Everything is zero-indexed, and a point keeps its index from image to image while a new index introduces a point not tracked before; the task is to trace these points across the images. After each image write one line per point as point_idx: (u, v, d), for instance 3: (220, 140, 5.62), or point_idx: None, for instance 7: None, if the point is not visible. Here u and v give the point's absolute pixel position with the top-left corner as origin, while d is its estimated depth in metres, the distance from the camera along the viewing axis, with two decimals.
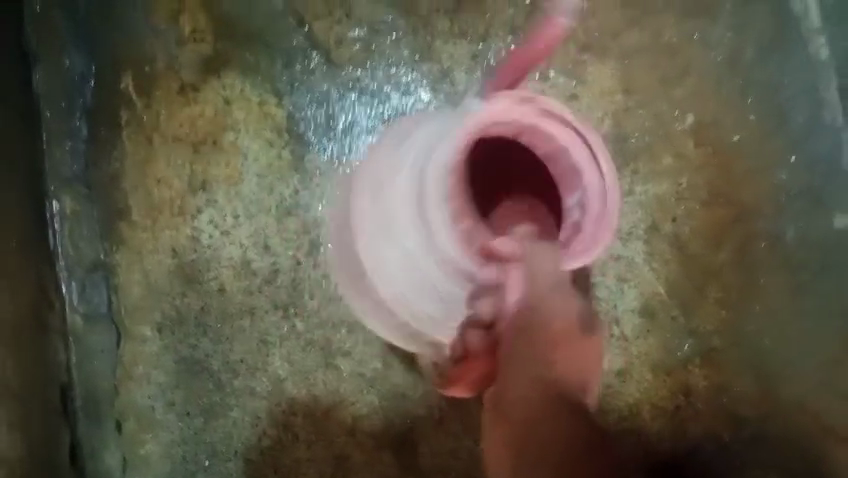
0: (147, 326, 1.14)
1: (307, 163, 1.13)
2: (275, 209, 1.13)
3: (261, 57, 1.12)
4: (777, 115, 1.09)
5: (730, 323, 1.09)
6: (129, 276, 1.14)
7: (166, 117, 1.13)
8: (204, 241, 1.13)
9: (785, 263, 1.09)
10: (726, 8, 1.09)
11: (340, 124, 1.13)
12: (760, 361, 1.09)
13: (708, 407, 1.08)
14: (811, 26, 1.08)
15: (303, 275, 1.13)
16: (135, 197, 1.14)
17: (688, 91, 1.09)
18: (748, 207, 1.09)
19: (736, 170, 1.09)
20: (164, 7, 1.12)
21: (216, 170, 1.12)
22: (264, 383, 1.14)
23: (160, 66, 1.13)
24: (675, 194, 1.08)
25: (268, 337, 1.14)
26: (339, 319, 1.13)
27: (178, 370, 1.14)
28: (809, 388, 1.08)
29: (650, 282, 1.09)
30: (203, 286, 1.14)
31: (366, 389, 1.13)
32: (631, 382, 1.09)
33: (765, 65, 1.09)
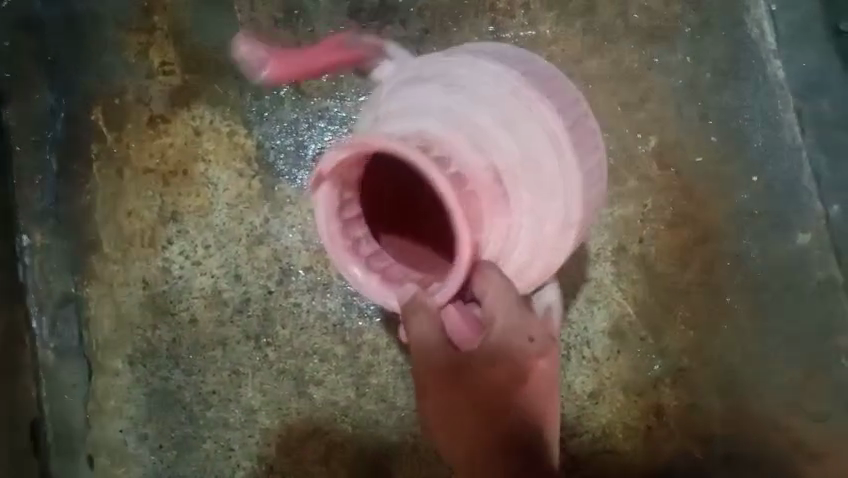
0: (119, 359, 1.14)
1: (277, 191, 1.13)
2: (246, 239, 1.13)
3: (230, 89, 1.13)
4: (737, 136, 1.11)
5: (699, 343, 1.10)
6: (100, 309, 1.15)
7: (136, 150, 1.13)
8: (175, 272, 1.14)
9: (751, 282, 1.10)
10: (685, 33, 1.10)
11: (309, 152, 1.13)
12: (729, 380, 1.10)
13: (679, 426, 1.09)
14: (768, 48, 1.10)
15: (274, 304, 1.13)
16: (106, 230, 1.14)
17: (649, 115, 1.09)
18: (713, 227, 1.10)
19: (700, 191, 1.10)
20: (134, 42, 1.13)
21: (186, 201, 1.13)
22: (237, 413, 1.14)
23: (129, 98, 1.14)
24: (640, 214, 1.09)
25: (240, 368, 1.14)
26: (311, 347, 1.13)
27: (149, 402, 1.15)
28: (776, 405, 1.11)
29: (618, 301, 1.08)
30: (174, 317, 1.14)
31: (339, 416, 1.13)
32: (603, 403, 1.08)
33: (723, 89, 1.10)
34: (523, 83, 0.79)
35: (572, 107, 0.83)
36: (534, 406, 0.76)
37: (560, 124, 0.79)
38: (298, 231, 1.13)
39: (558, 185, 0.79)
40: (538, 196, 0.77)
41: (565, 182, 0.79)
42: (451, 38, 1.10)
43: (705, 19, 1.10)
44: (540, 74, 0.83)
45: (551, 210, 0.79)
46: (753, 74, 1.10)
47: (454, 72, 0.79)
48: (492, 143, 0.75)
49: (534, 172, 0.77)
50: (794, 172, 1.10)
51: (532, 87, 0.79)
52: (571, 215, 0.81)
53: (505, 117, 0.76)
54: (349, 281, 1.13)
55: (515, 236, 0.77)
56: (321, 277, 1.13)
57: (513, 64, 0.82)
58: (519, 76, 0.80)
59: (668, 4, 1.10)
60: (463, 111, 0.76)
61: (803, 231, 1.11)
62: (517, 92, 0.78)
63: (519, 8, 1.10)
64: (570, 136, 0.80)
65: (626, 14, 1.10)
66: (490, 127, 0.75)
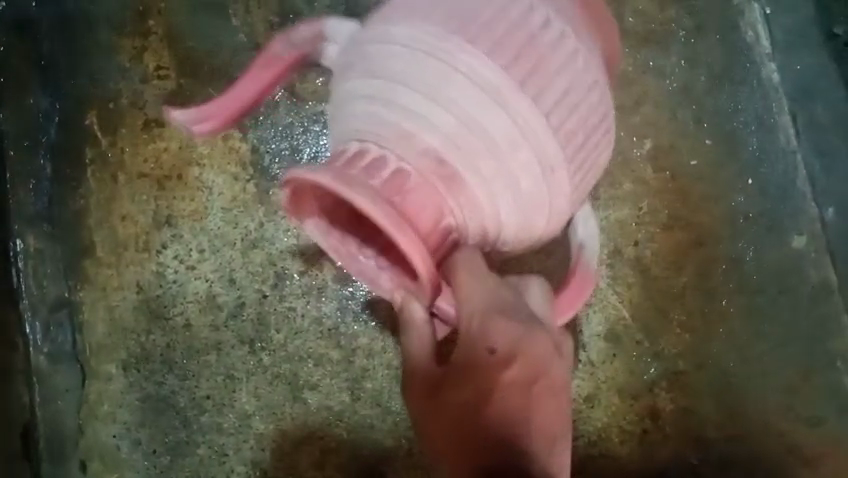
0: (113, 364, 1.13)
1: (272, 195, 1.13)
2: (240, 243, 1.13)
3: (225, 92, 1.12)
4: (731, 139, 1.11)
5: (693, 346, 1.09)
6: (93, 314, 1.14)
7: (131, 154, 1.13)
8: (169, 276, 1.13)
9: (746, 285, 1.10)
10: (679, 37, 1.10)
11: (305, 155, 1.13)
12: (724, 383, 1.09)
13: (674, 428, 1.08)
14: (763, 51, 1.11)
15: (268, 309, 1.13)
16: (100, 234, 1.14)
17: (644, 119, 1.10)
18: (707, 229, 1.10)
19: (694, 194, 1.10)
20: (128, 46, 1.13)
21: (181, 205, 1.13)
22: (231, 419, 1.13)
23: (124, 102, 1.13)
24: (635, 217, 1.09)
25: (235, 373, 1.13)
26: (305, 351, 1.14)
27: (144, 407, 1.13)
28: (773, 409, 1.09)
29: (613, 305, 1.09)
30: (168, 322, 1.13)
31: (334, 420, 1.13)
32: (598, 407, 1.08)
33: (717, 92, 1.11)
34: (444, 35, 0.78)
35: (523, 36, 0.80)
36: (505, 412, 0.73)
37: (497, 69, 0.77)
38: (292, 235, 1.13)
39: (515, 133, 0.77)
40: (496, 153, 0.77)
41: (524, 125, 0.78)
42: None
43: (698, 24, 1.10)
44: (475, 5, 0.80)
45: (521, 161, 0.78)
46: (747, 77, 1.11)
47: (380, 44, 0.80)
48: (424, 125, 0.77)
49: (479, 134, 0.76)
50: (789, 175, 1.11)
51: (456, 35, 0.78)
52: (559, 152, 0.80)
53: (429, 86, 0.76)
54: (343, 285, 1.14)
55: (482, 206, 0.79)
56: (315, 281, 1.14)
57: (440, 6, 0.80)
58: (444, 25, 0.78)
59: (661, 8, 1.10)
60: (389, 98, 0.77)
61: (799, 234, 1.10)
62: (441, 48, 0.77)
63: None
64: (517, 72, 0.78)
65: (621, 18, 1.09)
66: (418, 107, 0.76)
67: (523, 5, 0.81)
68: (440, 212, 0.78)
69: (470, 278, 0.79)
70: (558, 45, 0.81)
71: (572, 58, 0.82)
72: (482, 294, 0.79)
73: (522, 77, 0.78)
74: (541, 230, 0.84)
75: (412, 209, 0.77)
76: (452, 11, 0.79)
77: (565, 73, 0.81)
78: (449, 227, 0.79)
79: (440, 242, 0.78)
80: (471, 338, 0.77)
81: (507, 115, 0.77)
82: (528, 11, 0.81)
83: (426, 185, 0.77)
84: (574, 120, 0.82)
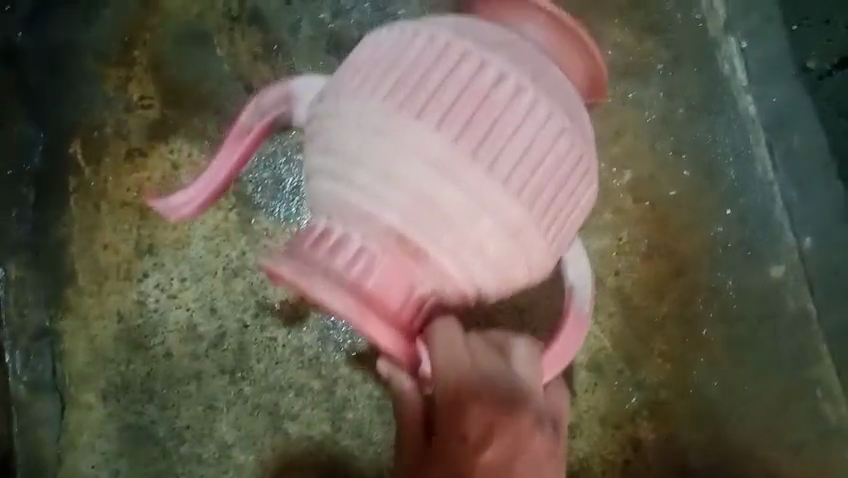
0: (92, 393, 1.13)
1: (254, 224, 1.13)
2: (222, 272, 1.13)
3: (209, 122, 1.13)
4: (708, 170, 1.11)
5: (675, 374, 1.10)
6: (74, 342, 1.13)
7: (114, 183, 1.13)
8: (150, 305, 1.13)
9: (726, 314, 1.11)
10: (657, 69, 1.11)
11: (287, 185, 1.14)
12: (706, 412, 1.10)
13: (657, 457, 1.09)
14: (739, 84, 1.13)
15: (249, 338, 1.13)
16: (81, 262, 1.14)
17: (623, 149, 1.10)
18: (687, 258, 1.11)
19: (674, 223, 1.11)
20: (113, 76, 1.14)
21: (163, 234, 1.13)
22: (211, 449, 1.12)
23: (108, 131, 1.14)
24: (616, 247, 1.10)
25: (215, 402, 1.13)
26: (286, 381, 1.13)
27: (123, 436, 1.13)
28: (753, 437, 1.10)
29: (595, 334, 1.09)
30: (149, 351, 1.13)
31: (314, 451, 1.13)
32: (580, 436, 1.08)
33: (695, 123, 1.12)
34: (391, 113, 0.76)
35: (476, 96, 0.76)
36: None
37: (448, 140, 0.75)
38: None
39: (473, 203, 0.75)
40: (455, 224, 0.75)
41: (482, 193, 0.75)
42: None
43: (676, 56, 1.12)
44: (421, 63, 0.77)
45: (485, 229, 0.76)
46: (725, 109, 1.12)
47: (334, 119, 0.79)
48: (380, 205, 0.75)
49: (436, 209, 0.75)
50: (766, 205, 1.12)
51: (404, 111, 0.75)
52: (527, 213, 0.77)
53: (380, 166, 0.75)
54: (325, 315, 1.14)
55: (452, 274, 0.77)
56: (297, 311, 1.14)
57: (388, 75, 0.77)
58: (390, 98, 0.76)
59: (640, 41, 1.11)
60: (346, 177, 0.77)
61: (777, 263, 1.12)
62: (387, 126, 0.76)
63: None
64: (470, 138, 0.75)
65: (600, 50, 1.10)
66: (372, 188, 0.75)
67: (475, 60, 0.77)
68: (410, 287, 0.78)
69: (446, 351, 0.77)
70: (515, 97, 0.76)
71: (534, 109, 0.77)
72: (457, 366, 0.77)
73: (475, 143, 0.75)
74: (520, 282, 0.81)
75: (377, 292, 0.76)
76: (398, 81, 0.77)
77: (529, 125, 0.77)
78: (423, 295, 0.79)
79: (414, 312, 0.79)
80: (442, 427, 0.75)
81: (461, 187, 0.74)
82: (479, 66, 0.77)
83: (393, 262, 0.77)
84: (545, 172, 0.78)
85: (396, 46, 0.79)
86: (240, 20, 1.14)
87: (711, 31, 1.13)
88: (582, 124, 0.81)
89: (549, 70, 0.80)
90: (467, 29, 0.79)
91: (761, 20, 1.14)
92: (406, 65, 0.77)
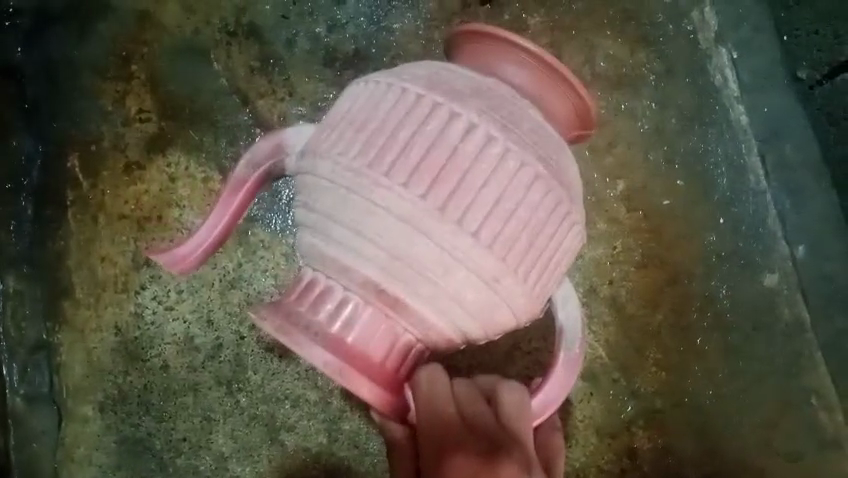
0: (89, 406, 1.14)
1: (250, 236, 1.13)
2: (218, 283, 1.13)
3: (206, 135, 1.15)
4: (701, 181, 1.12)
5: (670, 384, 1.11)
6: (71, 355, 1.14)
7: (111, 196, 1.14)
8: (147, 317, 1.13)
9: (720, 323, 1.11)
10: (649, 80, 1.12)
11: (283, 197, 1.13)
12: (701, 422, 1.11)
13: (651, 466, 1.11)
14: (730, 94, 1.13)
15: (246, 350, 1.13)
16: (79, 275, 1.14)
17: (616, 160, 1.11)
18: (681, 269, 1.11)
19: (668, 232, 1.11)
20: (110, 89, 1.15)
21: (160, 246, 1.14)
22: (208, 461, 1.14)
23: (106, 145, 1.15)
24: (609, 256, 1.10)
25: (211, 414, 1.13)
26: (282, 392, 1.13)
27: (120, 450, 1.14)
28: (748, 449, 1.11)
29: (589, 343, 1.10)
30: (146, 363, 1.13)
31: (311, 462, 1.14)
32: (576, 446, 1.10)
33: (688, 134, 1.12)
34: (359, 171, 0.78)
35: (445, 150, 0.77)
36: None
37: (417, 196, 0.76)
38: (270, 276, 1.13)
39: (445, 257, 0.76)
40: (429, 276, 0.77)
41: (453, 246, 0.76)
42: None
43: (668, 68, 1.12)
44: (393, 120, 0.79)
45: (460, 278, 0.77)
46: (717, 120, 1.13)
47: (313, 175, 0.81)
48: (358, 260, 0.78)
49: (408, 263, 0.77)
50: (760, 214, 1.13)
51: (372, 170, 0.77)
52: (501, 263, 0.78)
53: (354, 223, 0.77)
54: None
55: (432, 322, 0.79)
56: None
57: (360, 133, 0.79)
58: (361, 156, 0.78)
59: (633, 52, 1.12)
60: (326, 233, 0.80)
61: (771, 272, 1.12)
62: (359, 184, 0.78)
63: None
64: (439, 194, 0.76)
65: (592, 62, 1.12)
66: (349, 244, 0.78)
67: (445, 113, 0.78)
68: (393, 337, 0.80)
69: (428, 395, 0.79)
70: (484, 149, 0.77)
71: (505, 159, 0.77)
72: (439, 411, 0.78)
73: (443, 199, 0.76)
74: (505, 324, 0.82)
75: (358, 347, 0.79)
76: (369, 139, 0.79)
77: (500, 176, 0.77)
78: (409, 343, 0.81)
79: (398, 364, 0.81)
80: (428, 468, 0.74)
81: (432, 241, 0.76)
82: (449, 119, 0.78)
83: (377, 315, 0.80)
84: (519, 221, 0.78)
85: (369, 103, 0.81)
86: (237, 35, 1.15)
87: (702, 42, 1.13)
88: (560, 166, 0.81)
89: (524, 116, 0.80)
90: (437, 82, 0.80)
91: (753, 31, 1.14)
92: (378, 121, 0.79)
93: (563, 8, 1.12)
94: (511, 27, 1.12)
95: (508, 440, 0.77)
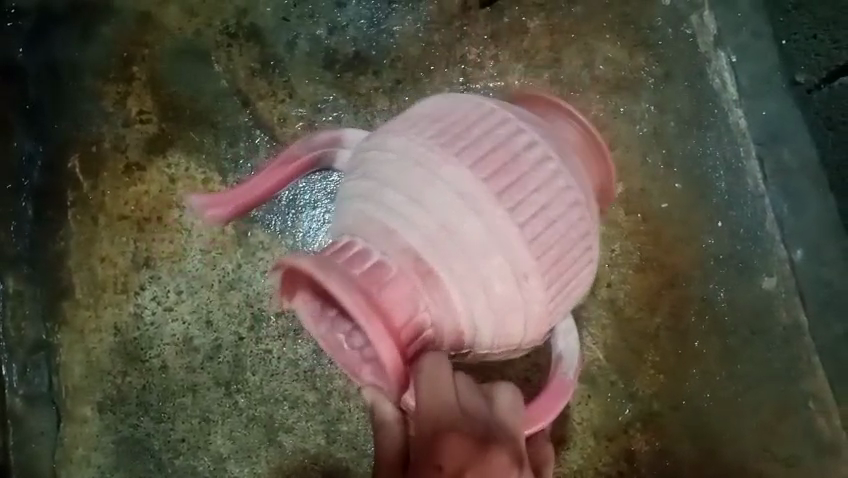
0: (89, 406, 1.14)
1: (250, 236, 1.14)
2: (218, 284, 1.14)
3: (206, 136, 1.15)
4: (700, 183, 1.13)
5: (668, 386, 1.11)
6: (71, 355, 1.15)
7: (112, 197, 1.15)
8: (147, 318, 1.14)
9: (719, 326, 1.11)
10: (648, 84, 1.13)
11: (283, 198, 1.13)
12: (699, 424, 1.11)
13: (649, 468, 1.11)
14: (729, 99, 1.14)
15: (245, 351, 1.13)
16: (79, 275, 1.15)
17: (614, 163, 1.13)
18: (679, 271, 1.12)
19: (667, 236, 1.12)
20: (111, 91, 1.15)
21: (160, 246, 1.14)
22: (206, 462, 1.13)
23: (107, 146, 1.15)
24: (608, 259, 1.12)
25: (210, 415, 1.13)
26: (281, 393, 1.13)
27: (118, 450, 1.14)
28: (747, 452, 1.11)
29: (587, 346, 1.12)
30: (145, 364, 1.14)
31: (309, 463, 1.12)
32: (574, 448, 1.11)
33: (687, 137, 1.13)
34: (433, 148, 0.80)
35: (507, 153, 0.81)
36: None
37: (481, 178, 0.78)
38: (270, 276, 1.13)
39: (489, 241, 0.77)
40: (470, 256, 0.76)
41: (502, 234, 0.77)
42: (420, 89, 1.14)
43: (667, 71, 1.13)
44: (467, 120, 0.83)
45: (498, 267, 0.77)
46: (717, 123, 1.13)
47: (376, 153, 0.83)
48: (405, 226, 0.77)
49: (456, 236, 0.76)
50: (758, 217, 1.13)
51: (444, 149, 0.79)
52: (535, 263, 0.79)
53: (413, 191, 0.78)
54: None
55: (457, 307, 0.77)
56: (291, 324, 1.13)
57: (435, 123, 0.82)
58: (434, 138, 0.81)
59: (631, 56, 1.13)
60: (377, 201, 0.79)
61: (769, 275, 1.12)
62: (427, 158, 0.79)
63: (488, 59, 1.14)
64: (499, 183, 0.79)
65: (592, 65, 1.13)
66: (401, 209, 0.77)
67: (512, 127, 0.83)
68: (415, 308, 0.76)
69: (432, 378, 0.74)
70: (542, 163, 0.82)
71: (556, 178, 0.82)
72: (445, 394, 0.74)
73: (502, 189, 0.78)
74: (515, 340, 0.81)
75: (386, 303, 0.74)
76: (445, 127, 0.81)
77: (549, 189, 0.81)
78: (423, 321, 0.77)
79: (411, 337, 0.76)
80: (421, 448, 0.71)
81: (483, 223, 0.77)
82: (516, 132, 0.83)
83: (406, 283, 0.76)
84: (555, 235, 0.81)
85: (441, 108, 0.85)
86: (238, 37, 1.15)
87: (701, 45, 1.13)
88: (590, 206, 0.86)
89: (570, 157, 0.87)
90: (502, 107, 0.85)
91: (751, 36, 1.15)
92: (452, 118, 0.83)
93: (562, 12, 1.13)
94: (510, 30, 1.14)
95: (504, 437, 0.74)
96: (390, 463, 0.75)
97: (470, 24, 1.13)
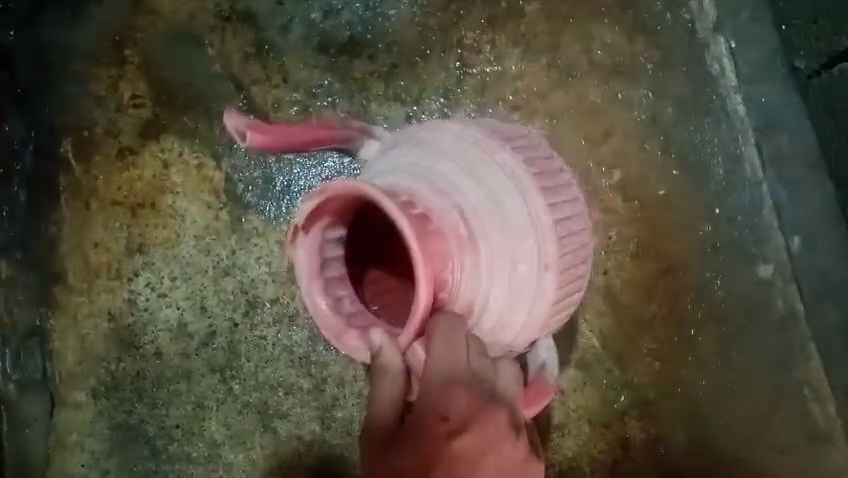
0: (82, 392, 1.15)
1: (244, 223, 1.12)
2: (212, 270, 1.13)
3: (200, 121, 1.13)
4: (699, 169, 1.11)
5: (663, 374, 1.11)
6: (65, 341, 1.15)
7: (104, 182, 1.14)
8: (141, 304, 1.13)
9: (715, 314, 1.11)
10: (647, 70, 1.11)
11: (277, 184, 1.12)
12: (693, 412, 1.12)
13: (643, 455, 1.13)
14: (727, 85, 1.11)
15: (239, 337, 1.12)
16: (72, 260, 1.15)
17: (612, 149, 1.12)
18: (676, 259, 1.11)
19: (664, 223, 1.11)
20: (103, 75, 1.14)
21: (154, 232, 1.13)
22: (200, 447, 1.13)
23: (99, 131, 1.14)
24: (603, 246, 1.12)
25: (204, 401, 1.13)
26: (276, 380, 1.12)
27: (112, 435, 1.15)
28: (739, 440, 1.11)
29: (584, 333, 1.13)
30: (139, 350, 1.13)
31: (304, 451, 1.11)
32: (568, 435, 1.14)
33: (685, 122, 1.11)
34: (495, 145, 0.91)
35: (542, 166, 0.95)
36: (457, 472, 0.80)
37: (526, 177, 0.90)
38: (264, 263, 1.12)
39: (527, 227, 0.88)
40: (510, 235, 0.87)
41: (537, 226, 0.89)
42: (416, 73, 1.14)
43: (665, 55, 1.11)
44: (511, 134, 0.97)
45: (528, 250, 0.88)
46: (715, 109, 1.11)
47: (432, 135, 0.92)
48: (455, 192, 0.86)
49: (503, 213, 0.87)
50: (754, 203, 1.11)
51: (500, 150, 0.91)
52: (552, 262, 0.90)
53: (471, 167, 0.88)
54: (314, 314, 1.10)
55: (483, 278, 0.86)
56: (286, 310, 1.11)
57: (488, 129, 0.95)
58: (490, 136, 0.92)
59: (630, 41, 1.11)
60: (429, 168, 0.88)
61: (765, 262, 1.10)
62: (487, 148, 0.91)
63: (485, 44, 1.12)
64: (538, 186, 0.91)
65: (589, 51, 1.11)
66: (456, 178, 0.87)
67: (539, 148, 1.00)
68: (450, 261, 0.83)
69: (444, 342, 0.83)
70: (568, 185, 0.98)
71: (576, 202, 0.98)
72: (457, 352, 0.83)
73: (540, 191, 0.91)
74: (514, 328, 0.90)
75: (434, 246, 0.81)
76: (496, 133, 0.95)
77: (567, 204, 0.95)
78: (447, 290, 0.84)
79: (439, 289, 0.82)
80: (425, 401, 0.82)
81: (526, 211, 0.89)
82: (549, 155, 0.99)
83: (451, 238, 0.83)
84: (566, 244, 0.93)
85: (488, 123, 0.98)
86: (231, 20, 1.14)
87: (699, 32, 1.11)
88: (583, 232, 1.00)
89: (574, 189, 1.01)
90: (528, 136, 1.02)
91: (749, 20, 1.11)
92: (500, 129, 0.97)
93: None
94: (507, 15, 1.12)
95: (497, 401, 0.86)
96: (390, 415, 0.84)
97: (467, 8, 1.12)
